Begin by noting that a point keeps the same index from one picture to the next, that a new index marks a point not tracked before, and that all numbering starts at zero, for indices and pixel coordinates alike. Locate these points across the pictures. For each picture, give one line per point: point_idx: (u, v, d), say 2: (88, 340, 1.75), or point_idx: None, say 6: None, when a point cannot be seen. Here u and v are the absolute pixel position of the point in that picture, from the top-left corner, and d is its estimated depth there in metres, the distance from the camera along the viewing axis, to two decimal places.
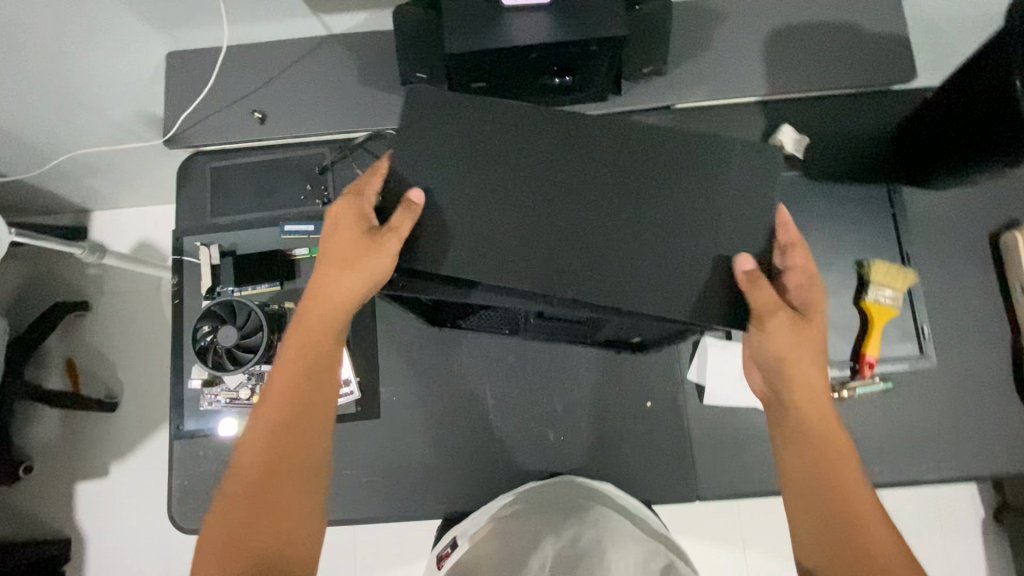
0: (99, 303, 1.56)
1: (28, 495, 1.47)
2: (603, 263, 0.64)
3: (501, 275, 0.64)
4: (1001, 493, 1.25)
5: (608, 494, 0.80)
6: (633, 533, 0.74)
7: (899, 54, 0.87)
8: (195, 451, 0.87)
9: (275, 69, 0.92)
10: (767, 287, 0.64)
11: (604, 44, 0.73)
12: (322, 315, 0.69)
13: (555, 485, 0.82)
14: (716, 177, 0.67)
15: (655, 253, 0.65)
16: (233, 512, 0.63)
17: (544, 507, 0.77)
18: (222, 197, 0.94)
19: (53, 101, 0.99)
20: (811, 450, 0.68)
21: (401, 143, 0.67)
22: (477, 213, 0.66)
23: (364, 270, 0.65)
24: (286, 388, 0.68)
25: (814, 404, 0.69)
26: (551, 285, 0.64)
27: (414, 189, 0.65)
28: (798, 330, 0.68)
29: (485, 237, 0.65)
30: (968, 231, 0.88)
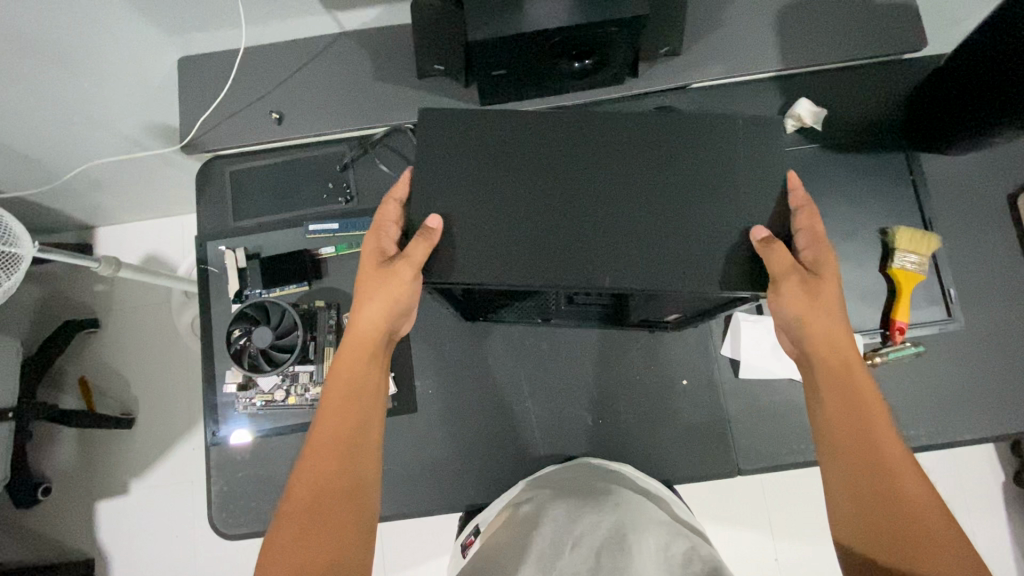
0: (109, 319, 1.54)
1: (47, 518, 1.45)
2: (639, 243, 0.63)
3: (539, 268, 0.63)
4: (1019, 453, 1.26)
5: (628, 475, 0.81)
6: (648, 521, 0.70)
7: (909, 23, 0.88)
8: (232, 456, 0.87)
9: (290, 69, 0.91)
10: (783, 252, 0.61)
11: (624, 24, 0.73)
12: (364, 335, 0.70)
13: (574, 469, 0.82)
14: (751, 150, 0.66)
15: (693, 229, 0.64)
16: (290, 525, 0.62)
17: (562, 490, 0.77)
18: (244, 201, 0.94)
19: (64, 115, 0.98)
20: (844, 422, 0.65)
21: (429, 134, 0.67)
22: (512, 206, 0.65)
23: (381, 299, 0.68)
24: (343, 405, 0.68)
25: (845, 374, 0.66)
26: (590, 275, 0.63)
27: (431, 215, 0.64)
28: (815, 296, 0.66)
29: (521, 229, 0.64)
30: (985, 194, 0.90)
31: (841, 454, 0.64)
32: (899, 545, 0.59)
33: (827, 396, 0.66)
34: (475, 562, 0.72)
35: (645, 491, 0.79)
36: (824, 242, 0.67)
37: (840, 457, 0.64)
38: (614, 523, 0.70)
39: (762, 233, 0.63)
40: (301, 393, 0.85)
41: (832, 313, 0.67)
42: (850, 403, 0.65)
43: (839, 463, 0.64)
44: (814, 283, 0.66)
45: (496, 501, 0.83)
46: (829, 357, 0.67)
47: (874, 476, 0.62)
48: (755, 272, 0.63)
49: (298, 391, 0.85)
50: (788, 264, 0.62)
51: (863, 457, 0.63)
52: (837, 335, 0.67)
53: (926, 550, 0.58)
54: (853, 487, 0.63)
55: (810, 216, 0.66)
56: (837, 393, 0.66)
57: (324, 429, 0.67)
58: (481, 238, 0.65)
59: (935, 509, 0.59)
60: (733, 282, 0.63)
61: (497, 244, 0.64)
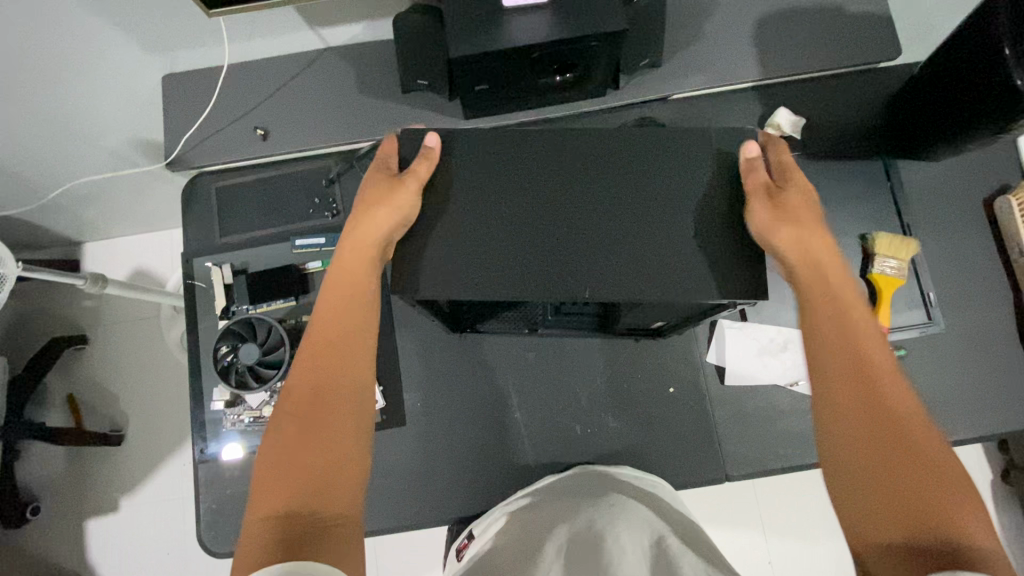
0: (98, 335, 1.53)
1: (36, 537, 1.43)
2: (625, 258, 0.64)
3: (517, 284, 0.63)
4: (1006, 452, 1.28)
5: (623, 477, 0.81)
6: (646, 522, 0.69)
7: (885, 32, 0.90)
8: (220, 473, 0.86)
9: (275, 84, 0.92)
10: (756, 169, 0.67)
11: (603, 39, 0.74)
12: (353, 260, 0.68)
13: (573, 476, 0.82)
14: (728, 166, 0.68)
15: (674, 241, 0.65)
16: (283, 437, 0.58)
17: (559, 496, 0.77)
18: (230, 217, 0.94)
19: (47, 132, 0.98)
20: (842, 366, 0.58)
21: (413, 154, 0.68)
22: (494, 223, 0.66)
23: (377, 205, 0.66)
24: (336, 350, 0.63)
25: (832, 309, 0.62)
26: (571, 291, 0.64)
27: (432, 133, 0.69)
28: (794, 212, 0.65)
29: (503, 245, 0.65)
30: (963, 198, 0.91)
31: (839, 401, 0.57)
32: (910, 503, 0.50)
33: (821, 338, 0.61)
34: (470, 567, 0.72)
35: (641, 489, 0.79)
36: (792, 167, 0.70)
37: (843, 409, 0.56)
38: (615, 527, 0.67)
39: (754, 151, 0.68)
40: None
41: (813, 233, 0.66)
42: (845, 346, 0.59)
43: (839, 413, 0.56)
44: (791, 196, 0.67)
45: (490, 508, 0.82)
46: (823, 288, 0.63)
47: (875, 425, 0.54)
48: (741, 280, 0.64)
49: None
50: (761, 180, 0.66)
51: (863, 405, 0.56)
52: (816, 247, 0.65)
53: (940, 506, 0.49)
54: (855, 437, 0.55)
55: (774, 148, 0.71)
56: (830, 332, 0.61)
57: (307, 369, 0.62)
58: (464, 255, 0.65)
59: (950, 464, 0.51)
60: (716, 294, 0.63)
61: (478, 261, 0.65)
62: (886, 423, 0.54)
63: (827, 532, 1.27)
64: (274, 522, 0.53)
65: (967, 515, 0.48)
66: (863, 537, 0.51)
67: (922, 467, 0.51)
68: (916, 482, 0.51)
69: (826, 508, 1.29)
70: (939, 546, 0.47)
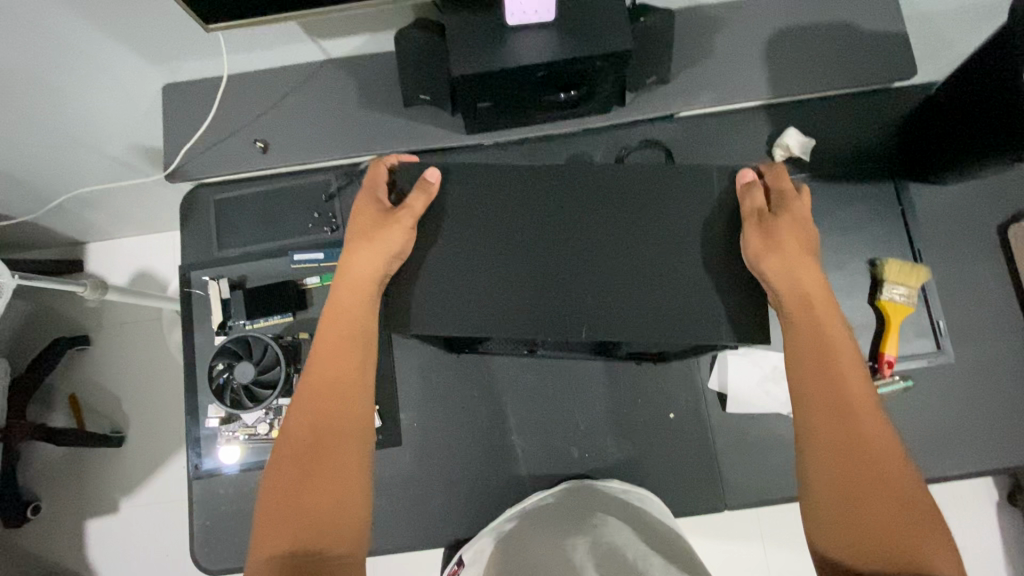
0: (100, 336, 1.53)
1: (36, 536, 1.44)
2: (621, 295, 0.63)
3: (519, 318, 0.64)
4: (1014, 479, 1.25)
5: (611, 495, 0.80)
6: (632, 550, 0.68)
7: (899, 51, 0.87)
8: (215, 489, 0.86)
9: (275, 96, 0.90)
10: (759, 195, 0.63)
11: (609, 59, 0.72)
12: (346, 295, 0.64)
13: (561, 495, 0.81)
14: (729, 198, 0.66)
15: (673, 276, 0.64)
16: (283, 472, 0.59)
17: (548, 523, 0.76)
18: (229, 229, 0.93)
19: (47, 139, 0.97)
20: (822, 399, 0.58)
21: None
22: (492, 256, 0.65)
23: (377, 244, 0.64)
24: (326, 378, 0.63)
25: (817, 342, 0.59)
26: (566, 327, 0.63)
27: (431, 169, 0.66)
28: (789, 239, 0.61)
29: (501, 279, 0.65)
30: (977, 224, 0.89)
31: (817, 435, 0.57)
32: (886, 545, 0.52)
33: (804, 374, 0.59)
34: None
35: (628, 508, 0.78)
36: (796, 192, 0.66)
37: (822, 445, 0.57)
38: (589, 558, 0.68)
39: (751, 175, 0.65)
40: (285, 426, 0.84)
41: (805, 257, 0.62)
42: (828, 383, 0.58)
43: (821, 454, 0.56)
44: (787, 222, 0.63)
45: (479, 533, 0.80)
46: (811, 315, 0.61)
47: (854, 463, 0.55)
48: (744, 323, 0.63)
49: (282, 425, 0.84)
50: (759, 207, 0.63)
51: (844, 441, 0.56)
52: (807, 273, 0.61)
53: (915, 547, 0.51)
54: (834, 474, 0.55)
55: (774, 173, 0.67)
56: (814, 367, 0.59)
57: (302, 405, 0.62)
58: (461, 291, 0.65)
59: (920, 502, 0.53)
60: (715, 332, 0.63)
61: (479, 294, 0.65)
62: (864, 460, 0.55)
63: None
64: (276, 560, 0.55)
65: (939, 554, 0.50)
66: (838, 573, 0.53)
67: (897, 504, 0.53)
68: (891, 523, 0.53)
69: None
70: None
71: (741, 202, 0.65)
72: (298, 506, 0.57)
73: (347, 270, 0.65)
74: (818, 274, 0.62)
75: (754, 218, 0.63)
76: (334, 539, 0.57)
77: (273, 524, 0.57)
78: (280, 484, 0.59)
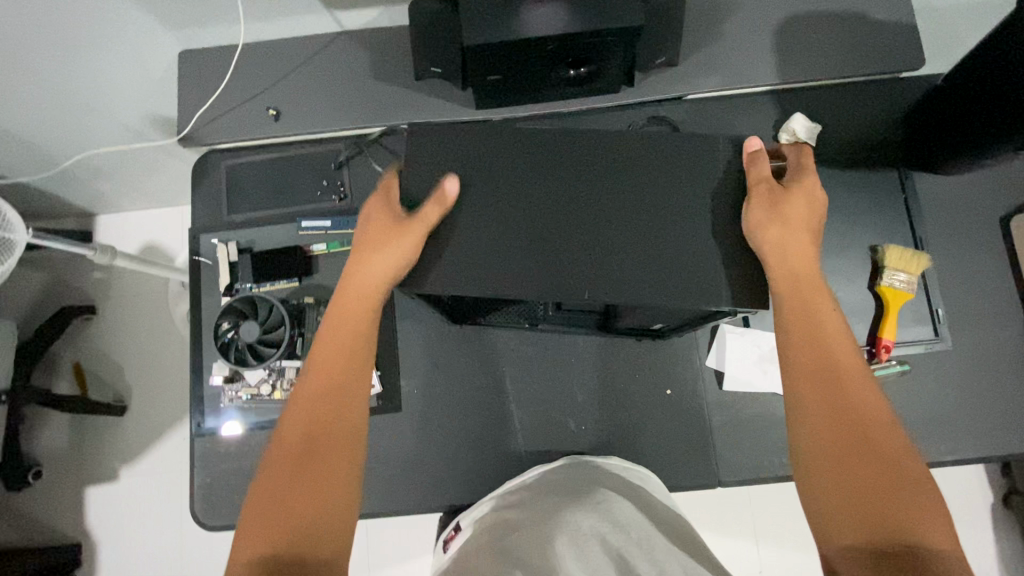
0: (106, 306, 1.55)
1: (37, 502, 1.46)
2: (625, 259, 0.64)
3: (526, 276, 0.64)
4: (1009, 477, 1.26)
5: (611, 470, 0.80)
6: (636, 524, 0.68)
7: (907, 41, 0.88)
8: (215, 448, 0.87)
9: (289, 66, 0.92)
10: (766, 164, 0.66)
11: (620, 33, 0.74)
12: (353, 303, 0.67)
13: (561, 469, 0.82)
14: (736, 167, 0.67)
15: (676, 243, 0.64)
16: (277, 470, 0.58)
17: (547, 491, 0.76)
18: (239, 195, 0.94)
19: (64, 104, 0.98)
20: (811, 368, 0.59)
21: (421, 152, 0.69)
22: (496, 216, 0.66)
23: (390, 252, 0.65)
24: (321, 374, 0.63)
25: (809, 312, 0.61)
26: (564, 286, 0.64)
27: (450, 179, 0.65)
28: (789, 210, 0.64)
29: (503, 238, 0.66)
30: (979, 215, 0.89)
31: (808, 404, 0.58)
32: (876, 511, 0.52)
33: (795, 344, 0.61)
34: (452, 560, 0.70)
35: (628, 482, 0.78)
36: (810, 168, 0.69)
37: (813, 413, 0.57)
38: (598, 525, 0.66)
39: (756, 145, 0.68)
40: (287, 388, 0.86)
41: (801, 232, 0.64)
42: (816, 352, 0.60)
43: (810, 422, 0.57)
44: (790, 192, 0.65)
45: (475, 503, 0.82)
46: (804, 288, 0.62)
47: (843, 430, 0.56)
48: (745, 288, 0.64)
49: (283, 386, 0.86)
50: (766, 174, 0.65)
51: (834, 409, 0.57)
52: (799, 243, 0.63)
53: (905, 512, 0.51)
54: (822, 442, 0.56)
55: (799, 152, 0.72)
56: (805, 337, 0.60)
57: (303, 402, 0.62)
58: (466, 248, 0.66)
59: (910, 469, 0.54)
60: (715, 300, 0.63)
61: (486, 252, 0.65)
62: (853, 429, 0.56)
63: None
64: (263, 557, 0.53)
65: (930, 519, 0.51)
66: (832, 542, 0.53)
67: (888, 471, 0.53)
68: (882, 489, 0.53)
69: None
70: (900, 553, 0.50)
71: (746, 172, 0.67)
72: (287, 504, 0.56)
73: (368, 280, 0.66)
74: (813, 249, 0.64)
75: (762, 185, 0.65)
76: (317, 544, 0.55)
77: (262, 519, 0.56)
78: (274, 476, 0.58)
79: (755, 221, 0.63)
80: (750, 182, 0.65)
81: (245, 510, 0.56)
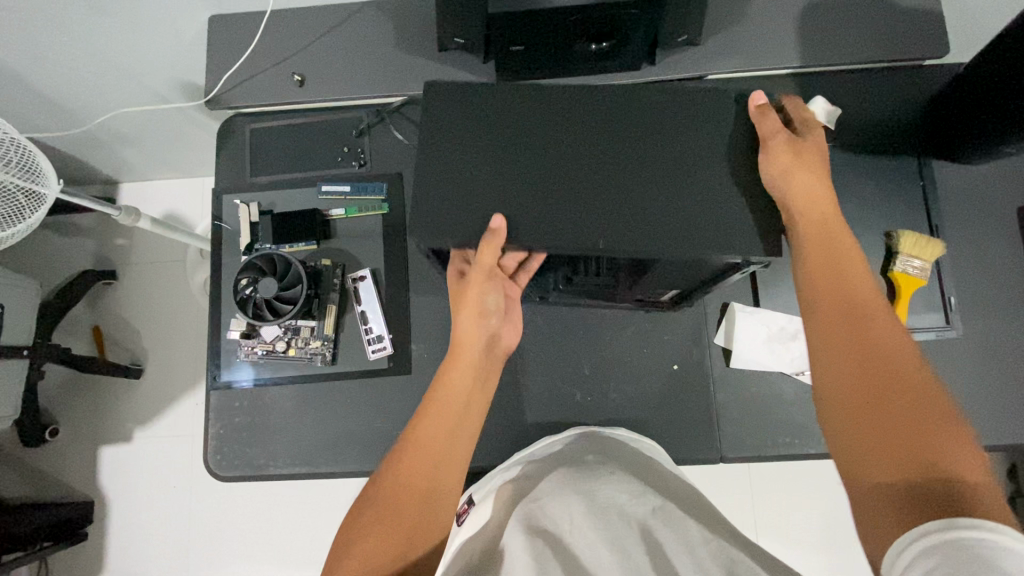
0: (126, 272, 1.59)
1: (53, 458, 1.50)
2: (642, 211, 0.65)
3: (552, 224, 0.65)
4: (1015, 481, 1.24)
5: (620, 439, 0.82)
6: (651, 492, 0.69)
7: (932, 28, 0.87)
8: (230, 402, 0.90)
9: (314, 33, 0.93)
10: (774, 117, 0.67)
11: (644, 6, 0.74)
12: (466, 357, 0.73)
13: (574, 441, 0.82)
14: (748, 123, 0.68)
15: (692, 198, 0.65)
16: (413, 457, 0.64)
17: (561, 462, 0.76)
18: (261, 159, 0.96)
19: (97, 65, 1.01)
20: (832, 311, 0.62)
21: (443, 98, 0.69)
22: (516, 163, 0.67)
23: (469, 310, 0.73)
24: (433, 404, 0.69)
25: (831, 257, 0.64)
26: (584, 235, 0.65)
27: (497, 216, 0.64)
28: (808, 160, 0.66)
29: (517, 184, 0.66)
30: (994, 206, 0.89)
31: (828, 354, 0.60)
32: (906, 443, 0.52)
33: (819, 290, 0.64)
34: (470, 534, 0.71)
35: (637, 452, 0.80)
36: (815, 123, 0.71)
37: (837, 359, 0.59)
38: (618, 496, 0.66)
39: (760, 101, 0.69)
40: (302, 346, 0.88)
41: (822, 185, 0.67)
42: (838, 294, 0.62)
43: (834, 361, 0.59)
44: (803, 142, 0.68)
45: (489, 474, 0.82)
46: (823, 247, 0.65)
47: (868, 371, 0.57)
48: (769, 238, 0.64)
49: (299, 344, 0.89)
50: (778, 126, 0.67)
51: (858, 353, 0.58)
52: (821, 190, 0.66)
53: (933, 450, 0.50)
54: (848, 380, 0.57)
55: (793, 102, 0.73)
56: (827, 284, 0.63)
57: (438, 414, 0.68)
58: (486, 196, 0.66)
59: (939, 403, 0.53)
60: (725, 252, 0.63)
61: (506, 199, 0.66)
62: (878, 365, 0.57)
63: (822, 541, 1.26)
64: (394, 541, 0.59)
65: (962, 454, 0.50)
66: (864, 488, 0.53)
67: (918, 410, 0.53)
68: (913, 421, 0.53)
69: (821, 518, 1.27)
70: (931, 486, 0.49)
71: (756, 126, 0.68)
72: (414, 487, 0.63)
73: (463, 329, 0.74)
74: (832, 205, 0.66)
75: (777, 136, 0.66)
76: (429, 522, 0.61)
77: (393, 494, 0.62)
78: (411, 460, 0.64)
79: (769, 171, 0.65)
80: (760, 131, 0.67)
81: (382, 493, 0.62)
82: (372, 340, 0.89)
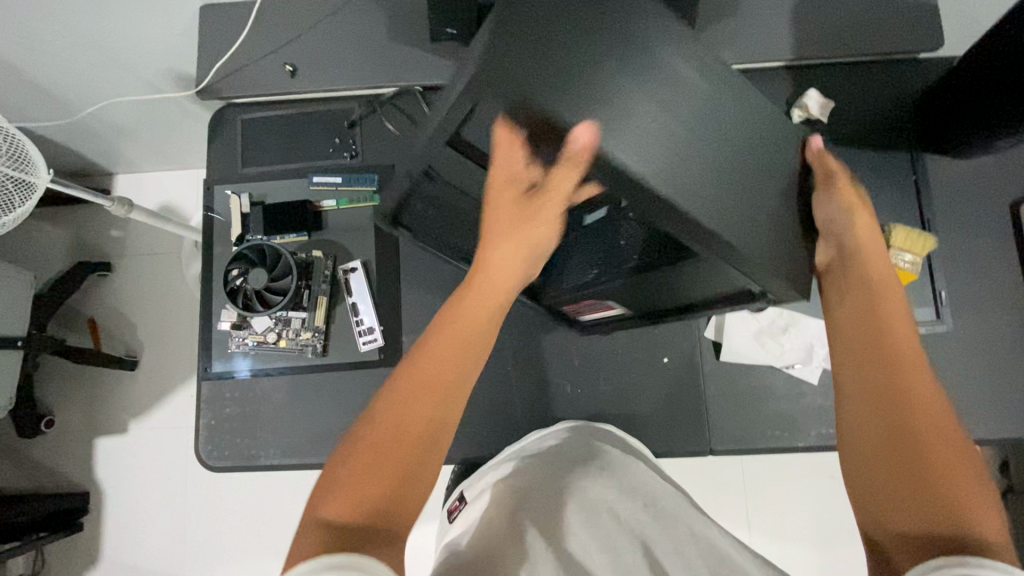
0: (120, 263, 1.59)
1: (48, 448, 1.51)
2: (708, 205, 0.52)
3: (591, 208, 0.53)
4: (1005, 476, 1.25)
5: (613, 434, 0.81)
6: (644, 491, 0.69)
7: (926, 21, 0.87)
8: (221, 392, 0.90)
9: (306, 23, 0.92)
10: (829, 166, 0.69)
11: None
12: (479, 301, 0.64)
13: (567, 435, 0.80)
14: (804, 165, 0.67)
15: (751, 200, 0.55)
16: (414, 404, 0.56)
17: (555, 460, 0.73)
18: (252, 149, 0.96)
19: (88, 54, 1.00)
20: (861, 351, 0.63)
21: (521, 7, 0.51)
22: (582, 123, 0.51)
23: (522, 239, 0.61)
24: (438, 346, 0.60)
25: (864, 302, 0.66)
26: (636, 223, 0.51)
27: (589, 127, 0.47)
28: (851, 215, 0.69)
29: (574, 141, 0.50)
30: (987, 201, 0.89)
31: (852, 392, 0.61)
32: (920, 484, 0.52)
33: (849, 332, 0.65)
34: (460, 529, 0.70)
35: (627, 445, 0.80)
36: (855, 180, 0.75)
37: (860, 398, 0.61)
38: (608, 496, 0.67)
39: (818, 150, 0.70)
40: (293, 337, 0.88)
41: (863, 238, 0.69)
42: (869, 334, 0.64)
43: (859, 400, 0.60)
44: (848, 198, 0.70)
45: (482, 470, 0.82)
46: (854, 288, 0.68)
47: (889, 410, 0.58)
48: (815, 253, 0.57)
49: (289, 335, 0.88)
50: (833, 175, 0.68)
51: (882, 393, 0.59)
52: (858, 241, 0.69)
53: (946, 494, 0.50)
54: (870, 417, 0.59)
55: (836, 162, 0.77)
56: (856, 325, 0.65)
57: (445, 363, 0.59)
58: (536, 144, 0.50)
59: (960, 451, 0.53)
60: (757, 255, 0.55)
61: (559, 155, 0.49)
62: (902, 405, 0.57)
63: (813, 534, 1.26)
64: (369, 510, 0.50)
65: (976, 501, 0.50)
66: (879, 524, 0.53)
67: (937, 454, 0.53)
68: (931, 464, 0.53)
69: (812, 513, 1.27)
70: (940, 529, 0.49)
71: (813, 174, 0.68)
72: (407, 445, 0.54)
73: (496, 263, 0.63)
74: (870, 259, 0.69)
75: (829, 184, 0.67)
76: (405, 500, 0.52)
77: (380, 447, 0.53)
78: (410, 407, 0.55)
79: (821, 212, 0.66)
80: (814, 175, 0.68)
81: (371, 440, 0.53)
82: (363, 331, 0.89)
